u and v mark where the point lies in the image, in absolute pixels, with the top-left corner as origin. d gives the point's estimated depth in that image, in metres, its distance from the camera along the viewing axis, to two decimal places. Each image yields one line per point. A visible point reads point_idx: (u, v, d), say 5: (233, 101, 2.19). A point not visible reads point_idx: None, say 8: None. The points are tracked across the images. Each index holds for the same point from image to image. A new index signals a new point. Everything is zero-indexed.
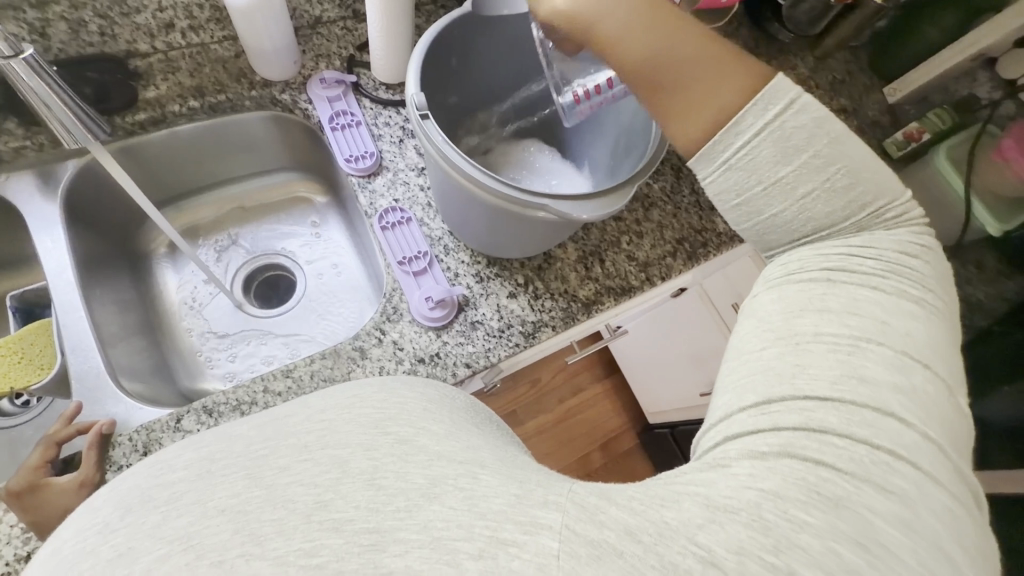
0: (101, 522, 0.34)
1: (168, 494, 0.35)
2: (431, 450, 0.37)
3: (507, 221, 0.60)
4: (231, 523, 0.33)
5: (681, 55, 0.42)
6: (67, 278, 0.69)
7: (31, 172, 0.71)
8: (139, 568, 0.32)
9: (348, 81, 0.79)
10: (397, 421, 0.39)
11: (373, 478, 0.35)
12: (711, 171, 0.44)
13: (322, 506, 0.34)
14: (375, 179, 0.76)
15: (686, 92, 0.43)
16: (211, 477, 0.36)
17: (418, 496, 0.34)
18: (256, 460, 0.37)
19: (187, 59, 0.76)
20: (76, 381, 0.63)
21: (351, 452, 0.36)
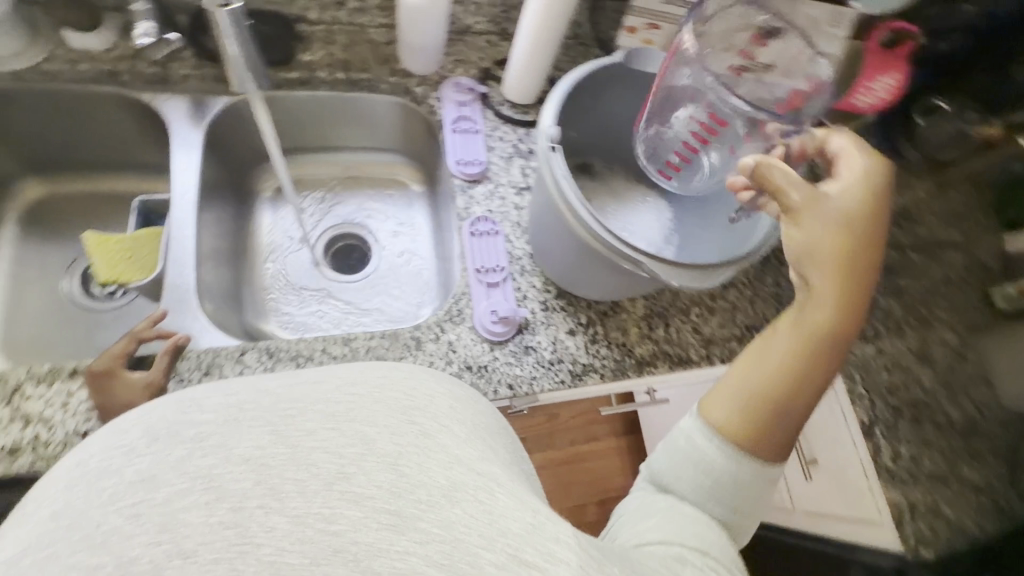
0: (125, 445, 0.32)
1: (194, 432, 0.32)
2: (451, 452, 0.34)
3: (592, 258, 0.61)
4: (254, 474, 0.31)
5: (797, 376, 0.47)
6: (187, 197, 0.75)
7: (183, 96, 0.78)
8: (161, 496, 0.30)
9: (478, 91, 0.83)
10: (423, 411, 0.36)
11: (395, 462, 0.32)
12: (714, 434, 0.47)
13: (342, 479, 0.31)
14: (476, 186, 0.80)
15: (807, 383, 0.47)
16: (239, 424, 0.33)
17: (441, 496, 0.32)
18: (280, 417, 0.33)
19: (345, 35, 0.83)
20: (168, 291, 0.68)
21: (379, 431, 0.33)
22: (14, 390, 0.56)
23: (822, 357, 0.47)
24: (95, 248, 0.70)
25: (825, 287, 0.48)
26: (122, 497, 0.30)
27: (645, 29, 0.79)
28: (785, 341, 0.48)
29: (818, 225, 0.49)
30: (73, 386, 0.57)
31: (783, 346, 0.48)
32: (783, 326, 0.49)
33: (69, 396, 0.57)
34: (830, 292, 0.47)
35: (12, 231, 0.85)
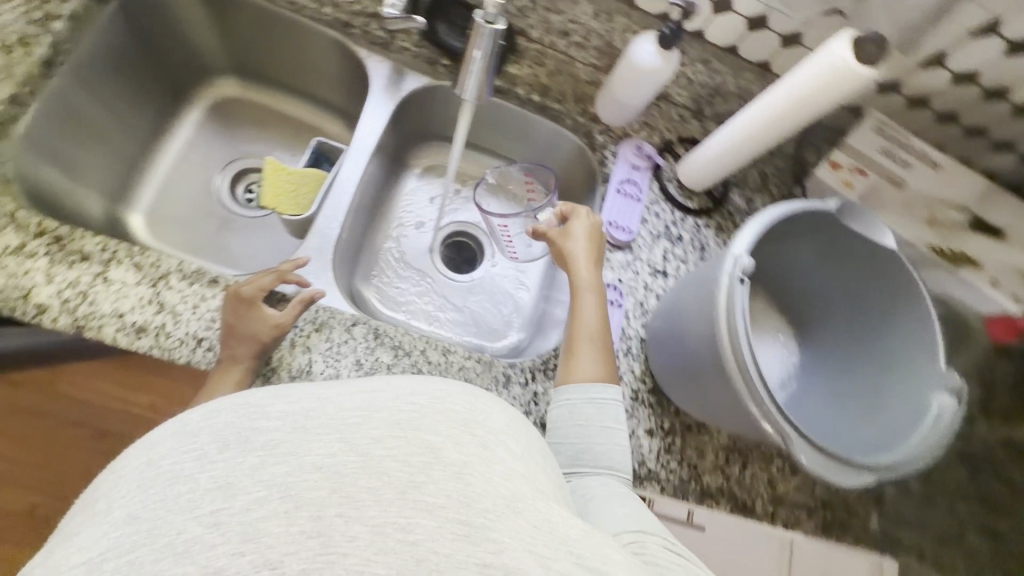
0: (198, 451, 0.35)
1: (264, 442, 0.35)
2: (508, 465, 0.35)
3: (714, 392, 0.56)
4: (329, 485, 0.33)
5: (597, 327, 0.66)
6: (359, 155, 0.78)
7: (386, 61, 0.82)
8: (237, 507, 0.32)
9: (655, 162, 0.83)
10: (483, 426, 0.37)
11: (461, 471, 0.34)
12: (576, 395, 0.60)
13: (412, 489, 0.32)
14: (617, 252, 0.78)
15: (587, 346, 0.65)
16: (307, 434, 0.35)
17: (505, 506, 0.33)
18: (348, 426, 0.35)
19: (555, 62, 0.83)
20: (314, 236, 0.72)
21: (444, 440, 0.35)
22: (161, 276, 0.60)
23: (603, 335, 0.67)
24: (271, 171, 0.74)
25: (587, 263, 0.71)
26: (198, 505, 0.32)
27: (850, 171, 0.75)
28: (591, 320, 0.67)
29: (578, 249, 0.71)
30: (209, 293, 0.61)
31: (578, 314, 0.68)
32: (585, 296, 0.69)
33: (201, 300, 0.60)
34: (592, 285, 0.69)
35: (197, 116, 0.92)
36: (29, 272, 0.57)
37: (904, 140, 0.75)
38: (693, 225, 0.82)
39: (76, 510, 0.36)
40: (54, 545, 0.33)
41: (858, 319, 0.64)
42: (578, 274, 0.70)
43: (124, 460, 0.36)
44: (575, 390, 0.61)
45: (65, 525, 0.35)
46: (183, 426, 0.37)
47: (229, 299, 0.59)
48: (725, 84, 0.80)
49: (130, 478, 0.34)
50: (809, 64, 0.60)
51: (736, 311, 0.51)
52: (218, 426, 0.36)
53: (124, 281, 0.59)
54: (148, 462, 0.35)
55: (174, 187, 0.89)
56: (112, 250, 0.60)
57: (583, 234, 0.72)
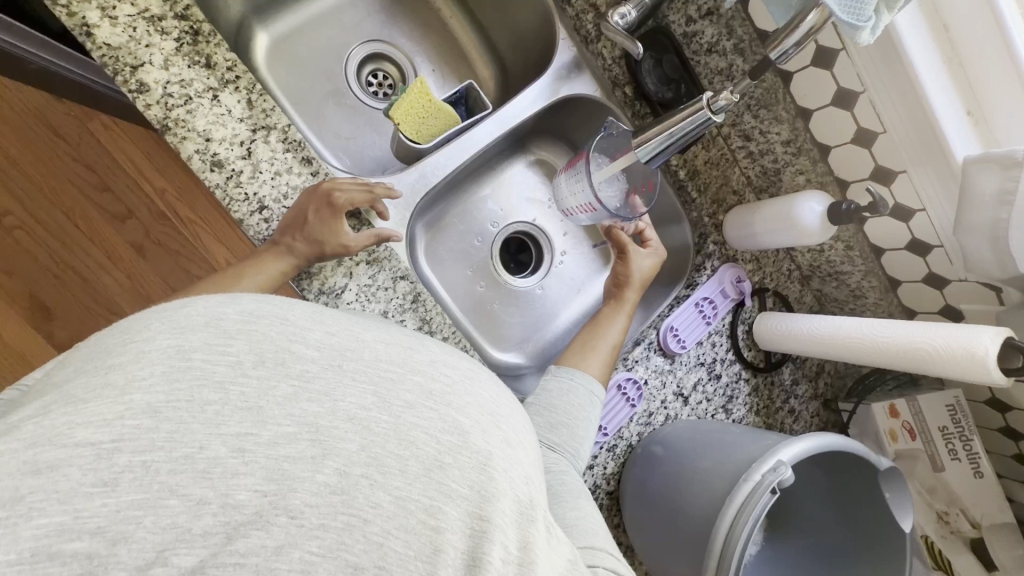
0: (232, 358, 0.33)
1: (300, 370, 0.34)
2: (524, 469, 0.38)
3: (681, 544, 0.58)
4: (359, 439, 0.33)
5: (617, 337, 0.68)
6: (501, 123, 0.74)
7: (575, 51, 0.77)
8: (264, 436, 0.32)
9: (742, 299, 0.80)
10: (506, 423, 0.39)
11: (485, 465, 0.35)
12: (575, 379, 0.62)
13: (437, 468, 0.34)
14: (659, 356, 0.76)
15: (597, 344, 0.67)
16: (340, 374, 0.35)
17: (518, 511, 0.36)
18: (386, 381, 0.36)
19: (718, 155, 0.78)
20: (415, 171, 0.69)
21: (473, 425, 0.37)
22: (265, 126, 0.57)
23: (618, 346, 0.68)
24: (423, 91, 0.70)
25: (637, 288, 0.73)
26: (225, 421, 0.32)
27: (904, 427, 0.75)
28: (613, 332, 0.68)
29: (644, 267, 0.74)
30: (297, 170, 0.58)
31: (605, 323, 0.70)
32: (616, 313, 0.71)
33: (286, 171, 0.58)
34: (629, 308, 0.72)
35: None
36: (150, 47, 0.53)
37: (969, 433, 0.73)
38: (735, 372, 0.79)
39: (97, 355, 0.33)
40: (72, 387, 0.31)
41: (834, 560, 0.63)
42: (625, 300, 0.72)
43: (150, 330, 0.33)
44: (582, 377, 0.62)
45: (87, 367, 0.33)
46: (218, 319, 0.34)
47: (320, 193, 0.56)
48: (850, 275, 0.77)
49: (154, 360, 0.32)
50: (949, 329, 0.58)
51: (756, 514, 0.51)
52: (255, 334, 0.35)
53: (230, 109, 0.56)
54: (177, 348, 0.33)
55: (309, 33, 0.84)
56: (236, 74, 0.56)
57: (649, 264, 0.74)
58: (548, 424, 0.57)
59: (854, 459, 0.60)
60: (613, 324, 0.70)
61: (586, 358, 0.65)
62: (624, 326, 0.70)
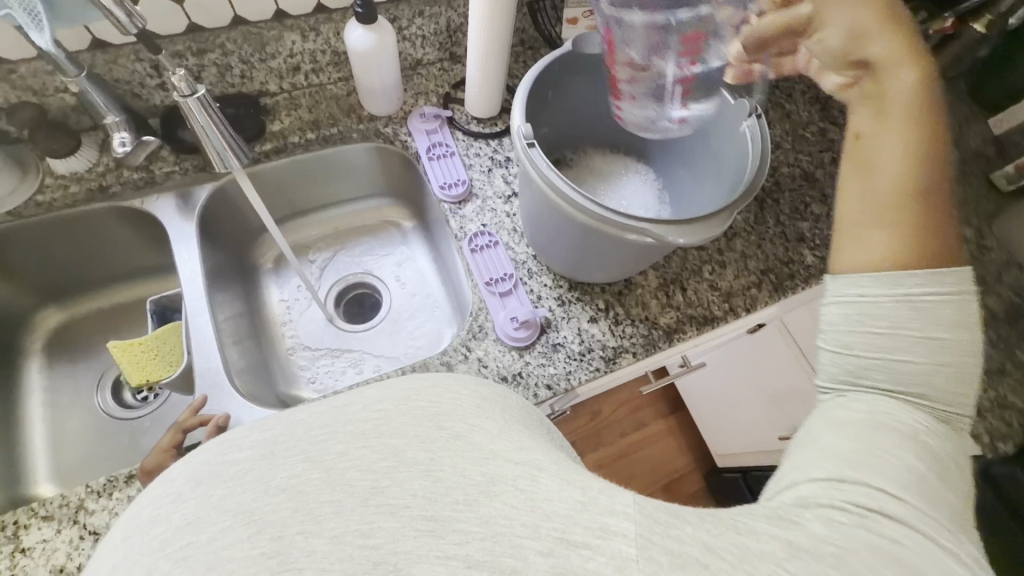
0: (173, 491, 0.29)
1: (231, 473, 0.29)
2: (488, 448, 0.30)
3: (603, 243, 0.60)
4: (290, 502, 0.28)
5: (924, 174, 0.41)
6: (197, 285, 0.79)
7: (168, 195, 0.82)
8: (206, 536, 0.27)
9: (443, 116, 0.87)
10: (451, 414, 0.32)
11: (429, 468, 0.29)
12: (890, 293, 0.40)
13: (377, 494, 0.28)
14: (464, 206, 0.81)
15: (893, 202, 0.41)
16: (273, 458, 0.29)
17: (479, 492, 0.28)
18: (315, 444, 0.30)
19: (308, 98, 0.87)
20: (198, 378, 0.71)
21: (408, 440, 0.30)
22: (78, 507, 0.57)
23: (937, 174, 0.41)
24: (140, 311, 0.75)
25: (889, 66, 0.42)
26: (171, 540, 0.27)
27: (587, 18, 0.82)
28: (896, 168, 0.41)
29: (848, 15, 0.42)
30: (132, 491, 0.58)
31: (884, 159, 0.42)
32: (879, 122, 0.42)
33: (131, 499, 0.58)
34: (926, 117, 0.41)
35: (39, 363, 0.88)
36: None
37: None
38: (510, 142, 0.86)
39: None
40: None
41: None
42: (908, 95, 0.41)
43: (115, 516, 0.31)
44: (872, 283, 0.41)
45: None
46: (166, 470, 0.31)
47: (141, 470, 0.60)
48: (449, 18, 0.85)
49: (118, 531, 0.29)
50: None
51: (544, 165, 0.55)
52: (199, 455, 0.31)
53: (45, 536, 0.56)
54: (137, 507, 0.30)
55: (58, 433, 0.84)
56: (13, 522, 0.56)
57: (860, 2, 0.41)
58: (876, 342, 0.40)
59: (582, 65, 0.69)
60: (913, 143, 0.41)
61: (885, 240, 0.41)
62: (930, 135, 0.41)
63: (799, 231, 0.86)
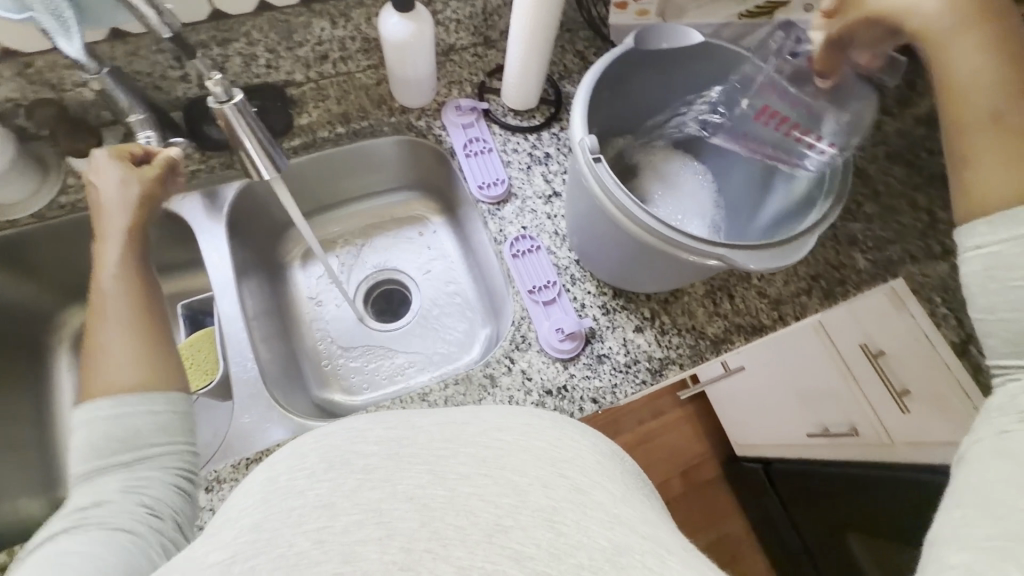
0: (306, 470, 0.32)
1: (362, 464, 0.32)
2: (609, 510, 0.31)
3: (663, 261, 0.57)
4: (417, 514, 0.30)
5: None
6: (230, 288, 0.77)
7: (196, 193, 0.80)
8: (339, 525, 0.29)
9: (480, 108, 0.82)
10: (572, 464, 0.34)
11: (553, 519, 0.30)
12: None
13: (500, 530, 0.29)
14: (503, 206, 0.78)
15: None
16: (400, 460, 0.32)
17: (605, 561, 0.28)
18: (436, 457, 0.33)
19: (335, 88, 0.82)
20: (236, 387, 0.70)
21: (532, 481, 0.31)
22: None
23: None
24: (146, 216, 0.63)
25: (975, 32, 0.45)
26: (304, 519, 0.29)
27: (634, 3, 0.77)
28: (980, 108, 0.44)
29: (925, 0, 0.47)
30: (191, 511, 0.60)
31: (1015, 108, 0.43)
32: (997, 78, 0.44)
33: None
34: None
35: (67, 361, 0.86)
36: None
37: None
38: (550, 136, 0.81)
39: None
40: None
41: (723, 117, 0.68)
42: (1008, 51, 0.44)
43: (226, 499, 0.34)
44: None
45: None
46: (298, 446, 0.35)
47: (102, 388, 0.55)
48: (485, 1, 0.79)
49: (251, 491, 0.33)
50: None
51: (609, 180, 0.52)
52: (325, 446, 0.33)
53: None
54: (269, 477, 0.33)
55: None
56: None
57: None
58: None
59: (642, 60, 0.64)
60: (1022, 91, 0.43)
61: None
62: None
63: (851, 233, 0.84)
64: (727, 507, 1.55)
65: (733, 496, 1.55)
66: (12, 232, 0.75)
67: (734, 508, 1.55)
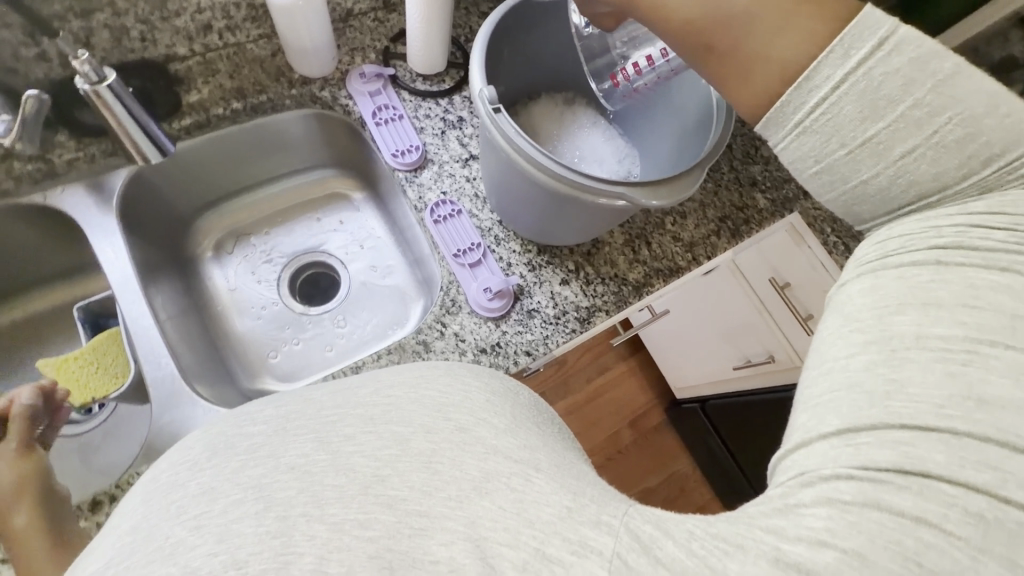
0: (189, 460, 0.34)
1: (245, 446, 0.34)
2: (488, 442, 0.34)
3: (574, 209, 0.59)
4: (297, 483, 0.32)
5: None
6: (131, 285, 0.71)
7: (79, 186, 0.73)
8: (218, 508, 0.31)
9: (386, 74, 0.80)
10: (459, 407, 0.36)
11: (429, 461, 0.33)
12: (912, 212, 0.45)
13: (378, 482, 0.32)
14: (421, 172, 0.77)
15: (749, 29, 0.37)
16: (283, 433, 0.35)
17: (471, 489, 0.32)
18: (325, 425, 0.35)
19: (225, 61, 0.76)
20: (152, 388, 0.66)
21: (412, 430, 0.34)
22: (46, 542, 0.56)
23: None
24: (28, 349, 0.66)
25: None
26: (183, 510, 0.31)
27: None
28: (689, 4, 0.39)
29: None
30: (99, 518, 0.57)
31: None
32: None
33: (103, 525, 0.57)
34: None
35: None
36: None
37: None
38: (461, 100, 0.81)
39: None
40: None
41: None
42: None
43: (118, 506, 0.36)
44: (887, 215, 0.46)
45: None
46: (184, 443, 0.37)
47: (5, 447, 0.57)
48: None
49: (132, 502, 0.34)
50: None
51: (511, 129, 0.52)
52: (212, 436, 0.36)
53: None
54: (152, 479, 0.35)
55: None
56: None
57: None
58: None
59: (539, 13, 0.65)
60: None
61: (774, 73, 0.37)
62: None
63: (751, 175, 0.88)
64: (676, 449, 1.64)
65: (680, 439, 1.64)
66: None
67: (682, 450, 1.64)
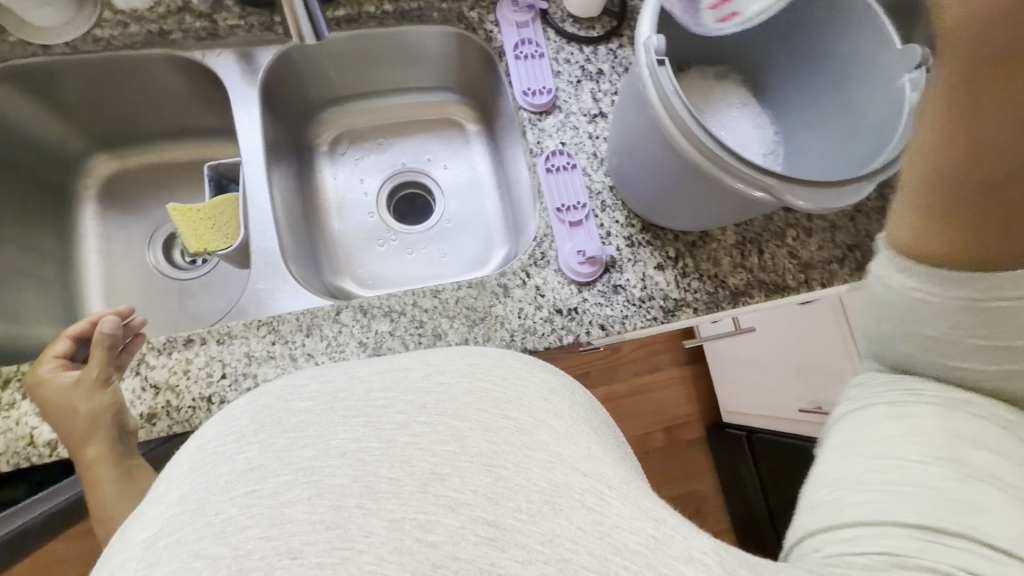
0: (236, 432, 0.31)
1: (294, 422, 0.30)
2: (550, 450, 0.29)
3: (705, 188, 0.54)
4: (351, 470, 0.28)
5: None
6: (257, 156, 0.76)
7: (233, 53, 0.77)
8: (268, 488, 0.27)
9: (538, 8, 0.76)
10: (517, 406, 0.31)
11: (491, 464, 0.28)
12: None
13: (435, 481, 0.27)
14: (546, 117, 0.74)
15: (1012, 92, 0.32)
16: (335, 412, 0.30)
17: (543, 504, 0.27)
18: (374, 407, 0.31)
19: None
20: (256, 255, 0.71)
21: (472, 426, 0.30)
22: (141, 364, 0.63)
23: None
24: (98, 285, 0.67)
25: None
26: (235, 484, 0.27)
27: None
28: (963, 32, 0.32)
29: None
30: (190, 355, 0.63)
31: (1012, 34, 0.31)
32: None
33: (187, 363, 0.63)
34: None
35: (94, 207, 0.88)
36: (22, 419, 0.61)
37: None
38: (607, 52, 0.76)
39: None
40: None
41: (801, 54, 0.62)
42: None
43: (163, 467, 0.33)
44: None
45: None
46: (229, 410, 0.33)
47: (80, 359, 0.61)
48: None
49: (181, 463, 0.31)
50: None
51: (669, 85, 0.49)
52: (259, 409, 0.32)
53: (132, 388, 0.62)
54: (199, 447, 0.31)
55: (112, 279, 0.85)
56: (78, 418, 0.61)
57: None
58: None
59: None
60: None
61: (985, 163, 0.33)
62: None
63: None
64: (705, 468, 1.58)
65: (712, 459, 1.58)
66: (48, 61, 0.74)
67: (711, 471, 1.58)
